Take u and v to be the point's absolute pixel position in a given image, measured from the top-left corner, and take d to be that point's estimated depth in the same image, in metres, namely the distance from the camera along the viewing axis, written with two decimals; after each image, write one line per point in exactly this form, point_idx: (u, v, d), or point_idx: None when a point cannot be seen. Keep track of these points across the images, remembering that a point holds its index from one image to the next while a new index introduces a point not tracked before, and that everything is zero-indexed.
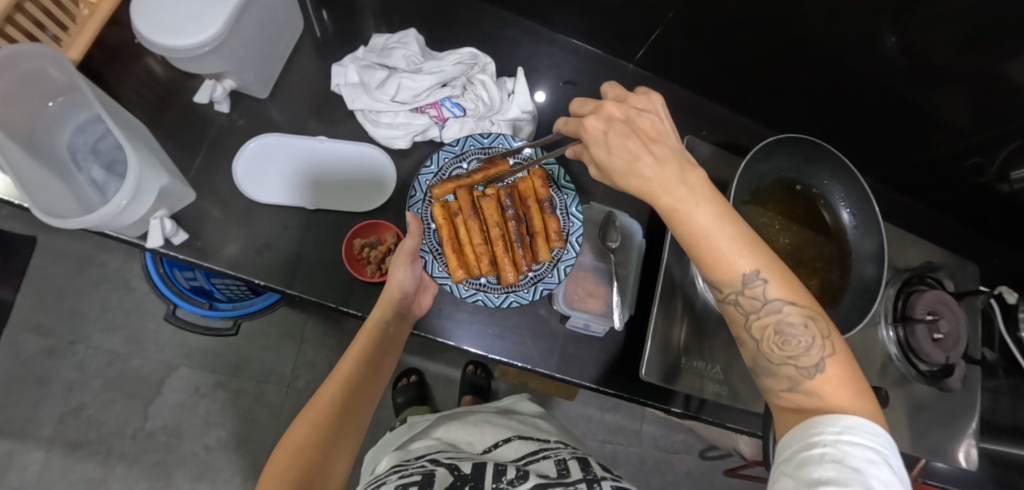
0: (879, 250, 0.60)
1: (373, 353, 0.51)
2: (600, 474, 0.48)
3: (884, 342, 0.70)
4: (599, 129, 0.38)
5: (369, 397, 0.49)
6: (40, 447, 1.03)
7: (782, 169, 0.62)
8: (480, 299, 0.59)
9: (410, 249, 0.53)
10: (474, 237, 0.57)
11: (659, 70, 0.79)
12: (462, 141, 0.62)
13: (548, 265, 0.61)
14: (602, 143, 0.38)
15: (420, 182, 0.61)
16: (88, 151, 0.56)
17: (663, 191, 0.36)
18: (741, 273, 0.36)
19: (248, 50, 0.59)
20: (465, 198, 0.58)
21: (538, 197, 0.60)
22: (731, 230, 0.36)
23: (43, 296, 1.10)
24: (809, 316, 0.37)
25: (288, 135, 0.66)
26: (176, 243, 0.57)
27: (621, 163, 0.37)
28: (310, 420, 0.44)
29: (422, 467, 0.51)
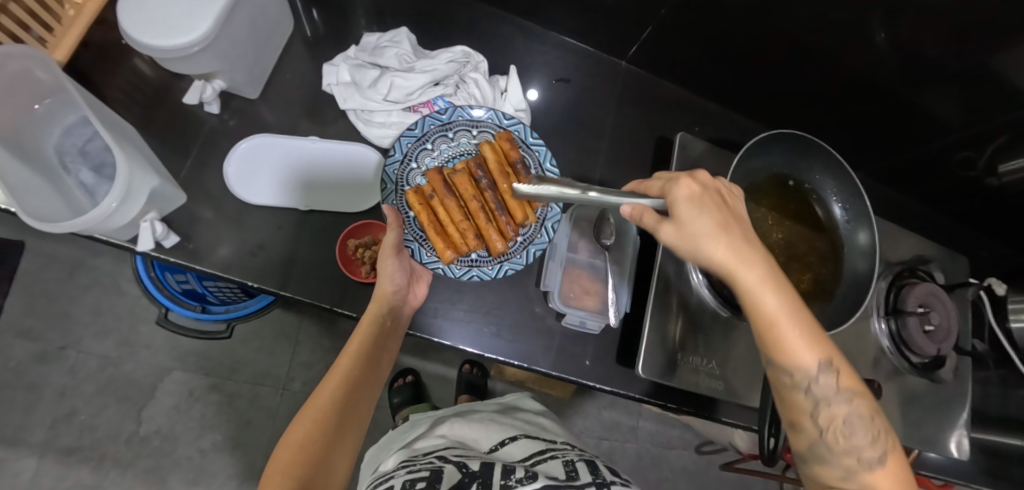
0: (871, 245, 0.61)
1: (371, 350, 0.52)
2: (609, 478, 0.48)
3: (877, 335, 0.70)
4: (692, 193, 0.40)
5: (367, 394, 0.50)
6: (33, 454, 1.02)
7: (775, 165, 0.62)
8: (476, 274, 0.61)
9: (393, 242, 0.53)
10: (454, 215, 0.58)
11: (652, 67, 0.79)
12: (421, 123, 0.62)
13: (535, 226, 0.62)
14: (693, 207, 0.40)
15: (388, 173, 0.61)
16: (76, 153, 0.55)
17: (746, 270, 0.40)
18: (812, 362, 0.41)
19: (238, 50, 0.58)
20: (437, 179, 0.58)
21: (510, 160, 0.61)
22: (805, 318, 0.40)
23: (33, 301, 1.08)
24: (871, 411, 0.42)
25: (280, 135, 0.65)
26: (167, 245, 0.57)
27: (707, 238, 0.39)
28: (311, 416, 0.45)
29: (431, 463, 0.51)
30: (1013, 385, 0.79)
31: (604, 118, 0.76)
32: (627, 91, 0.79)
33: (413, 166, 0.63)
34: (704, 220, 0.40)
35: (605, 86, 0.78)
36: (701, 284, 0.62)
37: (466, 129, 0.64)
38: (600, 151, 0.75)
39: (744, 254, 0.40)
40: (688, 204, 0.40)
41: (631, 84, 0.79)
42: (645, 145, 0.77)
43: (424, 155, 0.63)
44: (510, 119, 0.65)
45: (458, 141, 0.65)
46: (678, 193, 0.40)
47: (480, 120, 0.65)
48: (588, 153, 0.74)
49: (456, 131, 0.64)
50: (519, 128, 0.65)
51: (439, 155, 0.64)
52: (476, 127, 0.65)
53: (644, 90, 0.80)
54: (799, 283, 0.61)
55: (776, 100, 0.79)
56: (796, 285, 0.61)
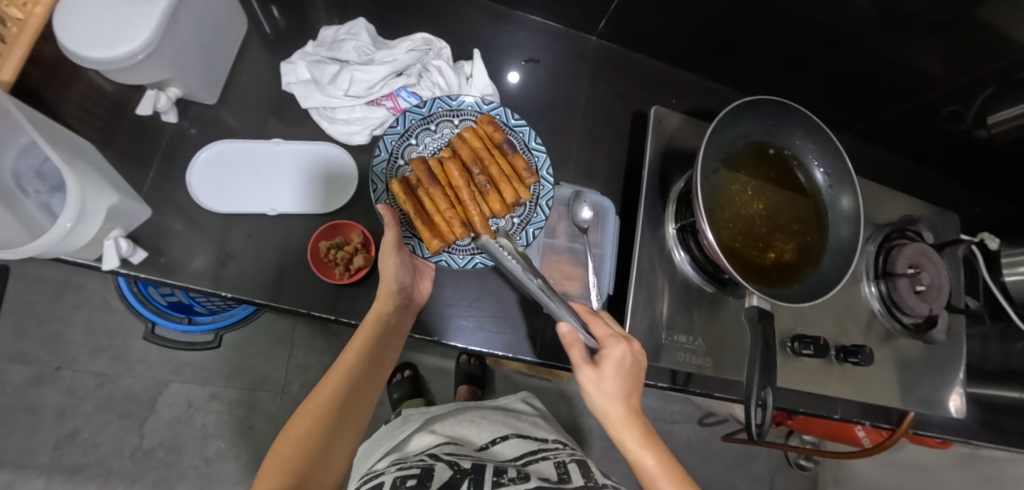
0: (855, 210, 0.59)
1: (375, 348, 0.51)
2: (599, 481, 0.52)
3: (867, 299, 0.70)
4: (618, 353, 0.49)
5: (369, 391, 0.51)
6: (39, 475, 1.03)
7: (754, 133, 0.60)
8: (480, 260, 0.60)
9: (393, 242, 0.52)
10: (439, 203, 0.56)
11: (624, 41, 0.76)
12: (401, 119, 0.61)
13: (530, 205, 0.62)
14: (613, 366, 0.49)
15: (376, 173, 0.60)
16: (33, 176, 0.54)
17: (613, 417, 0.50)
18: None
19: (189, 56, 0.56)
20: (421, 169, 0.57)
21: (496, 142, 0.60)
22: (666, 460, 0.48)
23: (22, 325, 1.08)
24: None
25: (242, 140, 0.64)
26: (135, 261, 0.55)
27: (604, 395, 0.50)
28: (312, 412, 0.46)
29: (421, 461, 0.54)
30: (1012, 339, 0.78)
31: (578, 97, 0.74)
32: (599, 67, 0.76)
33: (401, 162, 0.61)
34: (616, 383, 0.50)
35: (577, 64, 0.75)
36: (684, 261, 0.61)
37: (447, 120, 0.63)
38: (575, 132, 0.73)
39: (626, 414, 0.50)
40: (614, 362, 0.49)
41: (603, 59, 0.77)
42: (622, 121, 0.75)
43: (410, 150, 0.62)
44: (489, 103, 0.64)
45: (441, 133, 0.63)
46: (611, 349, 0.49)
47: (459, 108, 0.63)
48: (561, 134, 0.72)
49: (438, 123, 0.63)
50: (500, 112, 0.64)
51: (426, 149, 0.63)
52: (457, 116, 0.63)
53: (618, 65, 0.77)
54: (783, 254, 0.59)
55: (752, 65, 0.76)
56: (780, 255, 0.58)
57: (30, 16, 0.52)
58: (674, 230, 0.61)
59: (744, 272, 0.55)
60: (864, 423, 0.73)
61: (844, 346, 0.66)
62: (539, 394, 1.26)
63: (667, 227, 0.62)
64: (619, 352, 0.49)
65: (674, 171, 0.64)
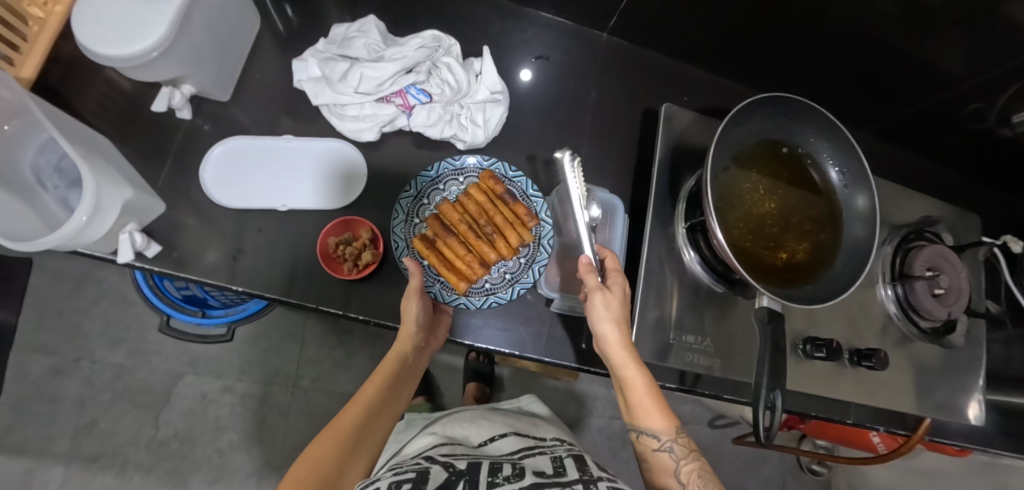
0: (871, 208, 0.58)
1: (390, 383, 0.55)
2: (596, 473, 0.51)
3: (883, 301, 0.68)
4: (617, 281, 0.55)
5: (385, 423, 0.53)
6: (59, 463, 1.06)
7: (765, 131, 0.59)
8: (494, 300, 0.61)
9: (416, 288, 0.54)
10: (458, 250, 0.59)
11: (635, 37, 0.75)
12: (414, 182, 0.62)
13: (533, 245, 0.64)
14: (615, 294, 0.53)
15: (397, 232, 0.61)
16: (52, 171, 0.55)
17: (620, 345, 0.51)
18: (656, 424, 0.49)
19: (202, 53, 0.57)
20: (435, 223, 0.60)
21: (497, 194, 0.63)
22: (655, 390, 0.50)
23: (44, 316, 1.11)
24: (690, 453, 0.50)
25: (253, 136, 0.64)
26: (149, 255, 0.56)
27: (609, 321, 0.52)
28: (332, 438, 0.48)
29: (417, 465, 0.52)
30: None
31: (588, 95, 0.74)
32: (610, 64, 0.76)
33: (417, 221, 0.63)
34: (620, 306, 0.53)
35: (587, 61, 0.75)
36: (694, 261, 0.60)
37: (454, 179, 0.65)
38: (585, 129, 0.72)
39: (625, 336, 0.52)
40: (615, 292, 0.54)
41: (614, 56, 0.76)
42: (633, 119, 0.74)
43: (424, 209, 0.63)
44: (489, 159, 0.65)
45: (449, 192, 0.64)
46: (615, 281, 0.55)
47: (462, 167, 0.65)
48: (571, 132, 0.72)
49: (445, 182, 0.64)
50: (498, 166, 0.65)
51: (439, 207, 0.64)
52: (461, 175, 0.65)
53: (629, 62, 0.77)
54: (795, 255, 0.58)
55: (767, 60, 0.75)
56: (791, 255, 0.57)
57: (49, 14, 0.54)
58: (684, 229, 0.60)
59: (755, 272, 0.54)
60: (879, 428, 0.72)
61: (857, 350, 0.64)
62: (548, 393, 1.26)
63: (678, 226, 0.61)
64: (619, 284, 0.55)
65: (685, 169, 0.63)
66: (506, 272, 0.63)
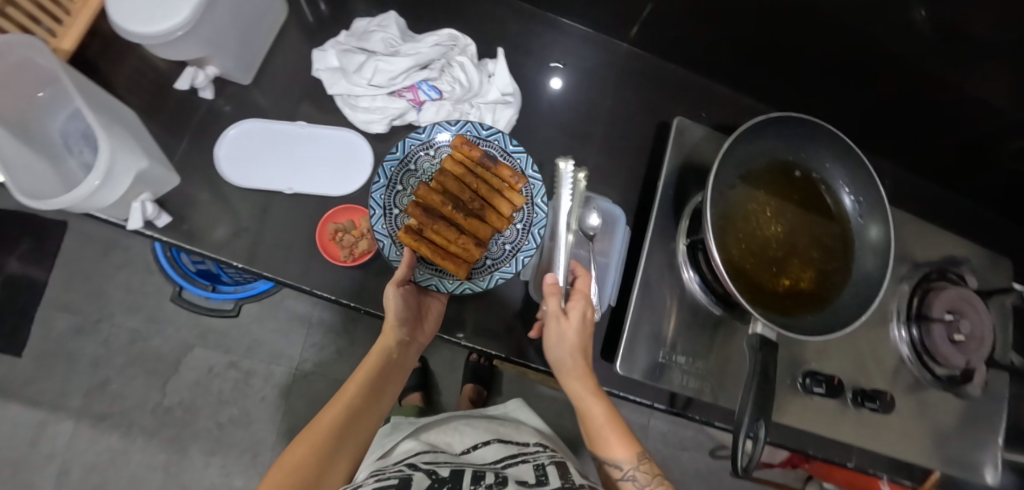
0: (886, 240, 0.55)
1: (374, 381, 0.54)
2: (576, 481, 0.50)
3: (896, 343, 0.64)
4: (579, 308, 0.53)
5: (369, 420, 0.52)
6: (71, 418, 1.12)
7: (776, 152, 0.57)
8: (500, 276, 0.61)
9: (399, 278, 0.55)
10: (449, 234, 0.58)
11: (656, 49, 0.74)
12: (381, 171, 0.60)
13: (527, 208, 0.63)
14: (576, 321, 0.53)
15: (377, 230, 0.59)
16: (78, 136, 0.59)
17: (576, 378, 0.52)
18: (620, 455, 0.51)
19: (225, 36, 0.59)
20: (417, 212, 0.58)
21: (474, 161, 0.61)
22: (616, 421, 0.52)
23: (72, 277, 1.17)
24: (654, 476, 0.51)
25: (268, 120, 0.66)
26: (159, 224, 0.59)
27: (563, 347, 0.52)
28: (311, 440, 0.46)
29: (400, 471, 0.51)
30: None
31: (603, 103, 0.73)
32: (628, 74, 0.75)
33: (396, 212, 0.61)
34: (577, 333, 0.53)
35: (604, 70, 0.74)
36: (693, 280, 0.59)
37: (424, 154, 0.63)
38: (596, 137, 0.71)
39: (579, 364, 0.53)
40: (575, 316, 0.53)
41: (634, 66, 0.75)
42: (647, 131, 0.73)
43: (401, 197, 0.62)
44: (456, 123, 0.63)
45: (422, 170, 0.63)
46: (578, 306, 0.53)
47: (430, 140, 0.63)
48: (582, 139, 0.71)
49: (416, 161, 0.62)
50: (468, 128, 0.63)
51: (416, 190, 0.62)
52: (432, 147, 0.63)
53: (648, 73, 0.75)
54: (799, 282, 0.55)
55: (791, 80, 0.73)
56: (794, 282, 0.55)
57: None
58: (684, 246, 0.59)
59: (753, 296, 0.52)
60: (884, 477, 0.67)
61: (862, 389, 0.61)
62: (545, 402, 1.25)
63: (679, 243, 0.60)
64: (580, 308, 0.53)
65: (692, 185, 0.62)
66: (505, 243, 0.63)
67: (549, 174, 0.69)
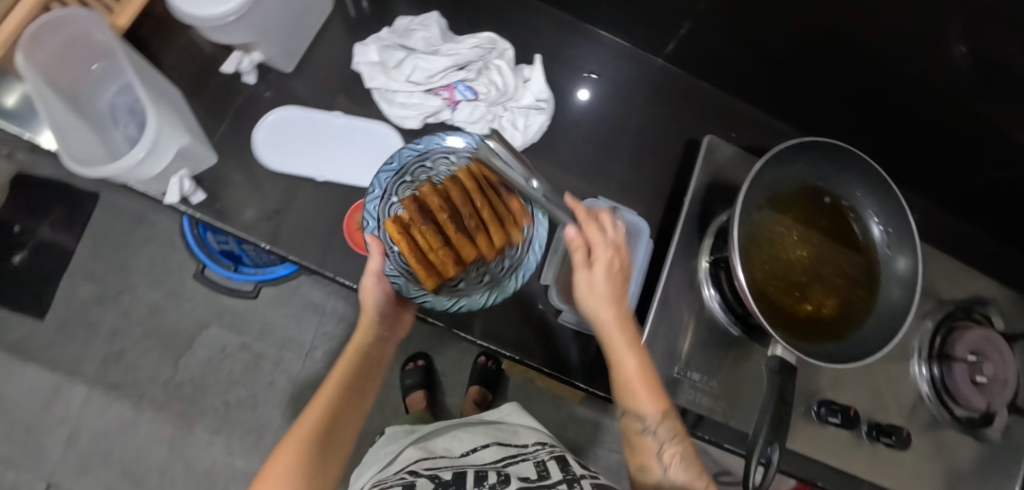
0: (914, 273, 0.54)
1: (354, 378, 0.51)
2: (578, 472, 0.51)
3: (916, 380, 0.63)
4: (609, 256, 0.47)
5: (350, 420, 0.49)
6: (85, 384, 1.14)
7: (805, 177, 0.57)
8: (464, 304, 0.57)
9: (374, 268, 0.51)
10: (433, 241, 0.53)
11: (690, 66, 0.75)
12: (397, 155, 0.58)
13: (523, 245, 0.59)
14: (606, 269, 0.47)
15: (368, 209, 0.56)
16: (125, 110, 0.61)
17: (615, 328, 0.47)
18: (650, 413, 0.45)
19: (274, 24, 0.61)
20: (412, 206, 0.54)
21: (491, 182, 0.57)
22: (652, 374, 0.47)
23: (98, 248, 1.20)
24: (680, 436, 0.46)
25: (306, 108, 0.67)
26: (194, 202, 0.61)
27: (605, 305, 0.47)
28: (293, 448, 0.42)
29: (402, 479, 0.53)
30: None
31: (634, 116, 0.73)
32: (661, 89, 0.75)
33: (393, 201, 0.58)
34: (607, 283, 0.47)
35: (638, 84, 0.75)
36: (713, 298, 0.58)
37: (444, 157, 0.59)
38: (624, 149, 0.72)
39: (617, 319, 0.47)
40: (605, 265, 0.47)
41: (667, 82, 0.76)
42: (676, 147, 0.73)
43: (404, 189, 0.58)
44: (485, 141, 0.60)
45: (437, 172, 0.59)
46: (607, 253, 0.47)
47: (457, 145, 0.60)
48: (610, 150, 0.71)
49: (434, 160, 0.59)
50: None
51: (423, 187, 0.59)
52: (454, 154, 0.59)
53: (680, 90, 0.76)
54: (822, 308, 0.54)
55: (824, 108, 0.73)
56: (817, 308, 0.54)
57: None
58: (706, 264, 0.59)
59: (775, 320, 0.51)
60: None
61: (877, 424, 0.60)
62: (549, 411, 1.25)
63: (701, 260, 0.59)
64: (608, 256, 0.47)
65: (718, 203, 0.62)
66: (485, 273, 0.59)
67: (575, 182, 0.70)
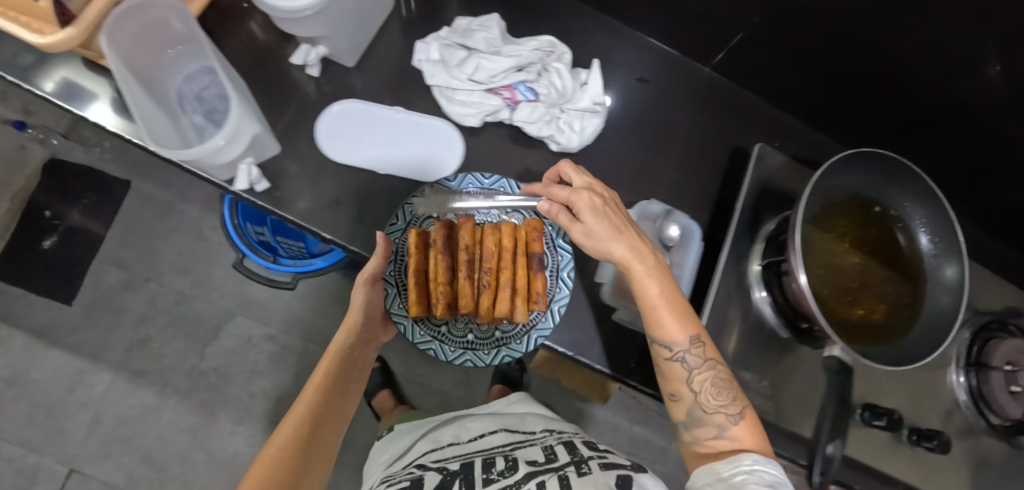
0: (961, 281, 0.56)
1: (337, 375, 0.59)
2: (585, 453, 0.51)
3: (952, 387, 0.65)
4: (593, 201, 0.49)
5: (335, 413, 0.56)
6: (109, 370, 1.15)
7: (858, 186, 0.59)
8: (433, 348, 0.61)
9: (371, 272, 0.58)
10: (439, 273, 0.58)
11: (736, 76, 0.77)
12: (461, 177, 0.63)
13: (521, 330, 0.61)
14: (596, 211, 0.48)
15: (404, 209, 0.62)
16: (193, 98, 0.62)
17: (637, 262, 0.48)
18: (681, 337, 0.49)
19: (346, 21, 0.62)
20: (441, 229, 0.59)
21: (530, 250, 0.61)
22: (678, 299, 0.49)
23: (128, 234, 1.21)
24: (714, 361, 0.49)
25: (367, 102, 0.69)
26: (257, 190, 0.62)
27: (614, 241, 0.48)
28: (284, 438, 0.49)
29: (410, 473, 0.54)
30: None
31: (681, 122, 0.75)
32: (707, 97, 0.77)
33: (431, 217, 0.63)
34: (604, 225, 0.48)
35: (684, 91, 0.77)
36: (763, 301, 0.60)
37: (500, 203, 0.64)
38: (672, 154, 0.74)
39: (629, 256, 0.48)
40: (592, 207, 0.48)
41: (714, 90, 0.78)
42: (722, 154, 0.75)
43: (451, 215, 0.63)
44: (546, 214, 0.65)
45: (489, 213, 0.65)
46: (582, 198, 0.49)
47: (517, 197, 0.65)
48: (658, 154, 0.73)
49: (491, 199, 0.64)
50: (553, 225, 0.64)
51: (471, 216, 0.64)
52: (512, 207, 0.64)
53: (726, 99, 0.78)
54: (872, 314, 0.56)
55: (864, 122, 0.75)
56: (868, 313, 0.56)
57: None
58: (758, 268, 0.61)
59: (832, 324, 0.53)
60: None
61: (917, 428, 0.62)
62: (569, 411, 1.26)
63: (752, 265, 0.61)
64: (586, 198, 0.48)
65: (767, 209, 0.64)
66: (471, 330, 0.62)
67: (624, 183, 0.71)
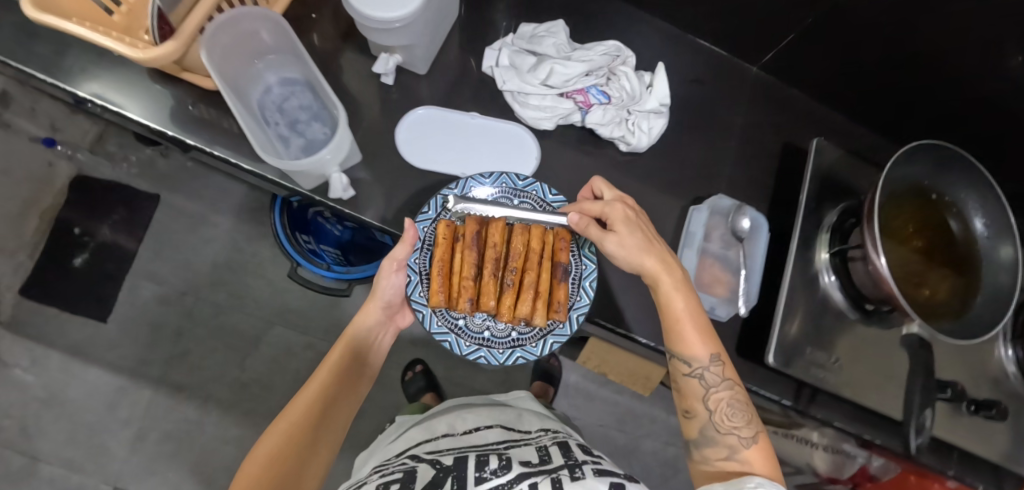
0: (1016, 259, 0.60)
1: (348, 363, 0.60)
2: (580, 456, 0.48)
3: (1001, 360, 0.70)
4: (621, 213, 0.53)
5: (341, 401, 0.57)
6: (149, 385, 1.13)
7: (921, 177, 0.63)
8: (451, 342, 0.60)
9: (398, 259, 0.58)
10: (465, 270, 0.58)
11: (783, 74, 0.82)
12: (496, 176, 0.63)
13: (535, 334, 0.61)
14: (626, 221, 0.53)
15: (440, 198, 0.61)
16: (275, 110, 0.63)
17: (665, 273, 0.51)
18: (702, 354, 0.49)
19: (427, 30, 0.64)
20: (473, 224, 0.59)
21: (555, 256, 0.60)
22: (702, 320, 0.51)
23: (160, 248, 1.20)
24: (732, 380, 0.50)
25: (443, 108, 0.71)
26: (344, 198, 0.62)
27: (642, 253, 0.52)
28: (284, 429, 0.50)
29: (404, 465, 0.51)
30: None
31: (733, 120, 0.79)
32: (755, 95, 0.81)
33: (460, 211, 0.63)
34: (636, 237, 0.52)
35: (733, 90, 0.81)
36: (832, 285, 0.64)
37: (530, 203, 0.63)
38: (728, 150, 0.77)
39: (656, 265, 0.52)
40: (623, 219, 0.53)
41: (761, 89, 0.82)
42: (773, 148, 0.79)
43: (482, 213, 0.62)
44: None
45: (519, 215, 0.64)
46: (614, 209, 0.54)
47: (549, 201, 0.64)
48: (715, 151, 0.77)
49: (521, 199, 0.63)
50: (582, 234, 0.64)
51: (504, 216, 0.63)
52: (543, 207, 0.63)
53: (772, 97, 0.82)
54: (936, 294, 0.61)
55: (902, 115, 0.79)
56: (933, 293, 0.61)
57: None
58: (827, 256, 0.65)
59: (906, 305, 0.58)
60: None
61: (974, 399, 0.66)
62: (609, 405, 1.28)
63: (819, 253, 0.65)
64: (619, 209, 0.54)
65: (828, 201, 0.68)
66: (486, 327, 0.61)
67: (686, 179, 0.74)
